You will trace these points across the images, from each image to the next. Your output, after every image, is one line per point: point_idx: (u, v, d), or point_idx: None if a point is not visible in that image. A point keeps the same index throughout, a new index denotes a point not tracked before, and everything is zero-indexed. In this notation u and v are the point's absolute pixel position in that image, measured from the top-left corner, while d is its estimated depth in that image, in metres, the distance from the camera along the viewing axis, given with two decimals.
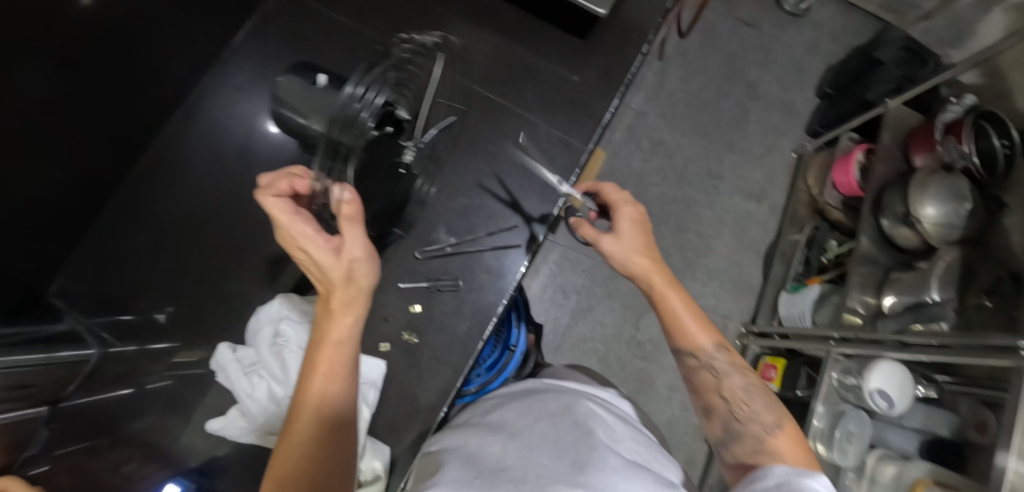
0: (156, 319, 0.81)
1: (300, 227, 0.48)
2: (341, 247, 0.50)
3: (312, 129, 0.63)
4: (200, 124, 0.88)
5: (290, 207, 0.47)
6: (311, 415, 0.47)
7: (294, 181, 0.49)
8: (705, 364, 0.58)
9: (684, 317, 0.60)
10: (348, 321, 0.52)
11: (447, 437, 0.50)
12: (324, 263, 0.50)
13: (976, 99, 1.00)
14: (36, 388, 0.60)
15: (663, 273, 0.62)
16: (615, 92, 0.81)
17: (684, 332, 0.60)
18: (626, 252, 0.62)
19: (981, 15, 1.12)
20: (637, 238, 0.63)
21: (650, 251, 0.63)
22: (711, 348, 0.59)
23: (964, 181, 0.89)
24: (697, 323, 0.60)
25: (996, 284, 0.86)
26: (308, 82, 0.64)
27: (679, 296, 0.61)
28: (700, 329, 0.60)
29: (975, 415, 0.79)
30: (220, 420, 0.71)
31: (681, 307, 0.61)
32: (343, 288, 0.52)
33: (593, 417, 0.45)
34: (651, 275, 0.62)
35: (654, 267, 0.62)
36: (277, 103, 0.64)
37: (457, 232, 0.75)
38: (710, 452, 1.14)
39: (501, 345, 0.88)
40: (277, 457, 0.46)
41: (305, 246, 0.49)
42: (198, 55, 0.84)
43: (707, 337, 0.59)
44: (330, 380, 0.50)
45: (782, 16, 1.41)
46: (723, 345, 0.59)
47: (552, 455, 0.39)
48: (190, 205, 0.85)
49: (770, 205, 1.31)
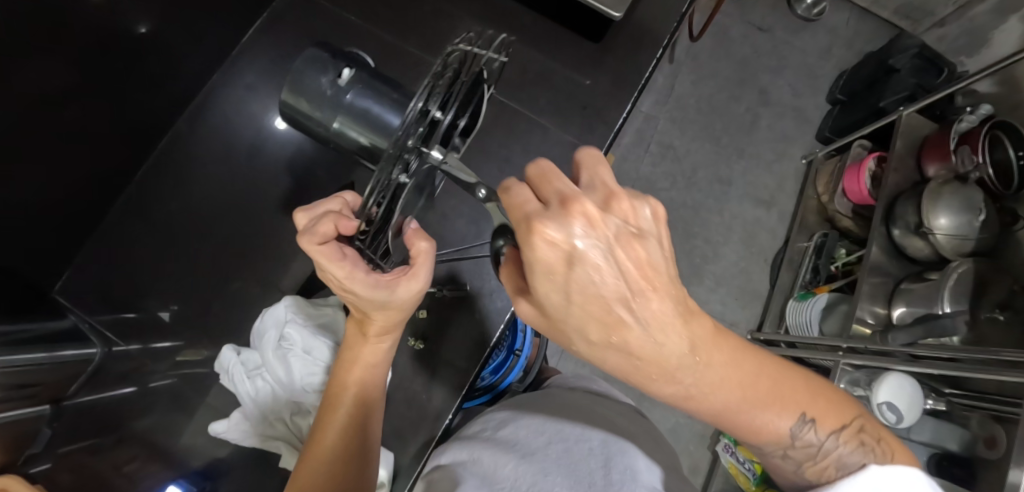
0: (161, 317, 0.80)
1: (353, 271, 0.43)
2: (395, 284, 0.45)
3: (333, 129, 0.61)
4: (209, 121, 0.86)
5: (340, 253, 0.43)
6: (337, 439, 0.48)
7: (339, 222, 0.42)
8: (784, 456, 0.33)
9: (738, 407, 0.29)
10: (380, 346, 0.52)
11: (459, 450, 0.50)
12: (382, 302, 0.45)
13: (991, 108, 0.95)
14: (40, 387, 0.63)
15: (674, 367, 0.26)
16: (628, 97, 0.80)
17: (737, 426, 0.31)
18: (561, 333, 0.28)
19: (999, 24, 1.11)
20: (575, 314, 0.26)
21: (625, 332, 0.25)
22: (793, 433, 0.31)
23: (979, 192, 0.88)
24: (766, 403, 0.30)
25: (1010, 298, 0.85)
26: (329, 73, 0.60)
27: (717, 379, 0.28)
28: (771, 410, 0.30)
29: (986, 432, 0.77)
30: (223, 423, 0.71)
31: (723, 397, 0.29)
32: (386, 314, 0.47)
33: (610, 442, 0.44)
34: (644, 373, 0.27)
35: (642, 363, 0.27)
36: (290, 92, 0.60)
37: (466, 236, 0.75)
38: (713, 460, 1.13)
39: (506, 349, 0.87)
40: (300, 472, 0.47)
41: (354, 288, 0.44)
42: (209, 57, 0.84)
43: (780, 420, 0.30)
44: (362, 406, 0.50)
45: (795, 21, 1.40)
46: (817, 408, 0.31)
47: (568, 485, 0.39)
48: (196, 203, 0.84)
49: (780, 212, 1.30)
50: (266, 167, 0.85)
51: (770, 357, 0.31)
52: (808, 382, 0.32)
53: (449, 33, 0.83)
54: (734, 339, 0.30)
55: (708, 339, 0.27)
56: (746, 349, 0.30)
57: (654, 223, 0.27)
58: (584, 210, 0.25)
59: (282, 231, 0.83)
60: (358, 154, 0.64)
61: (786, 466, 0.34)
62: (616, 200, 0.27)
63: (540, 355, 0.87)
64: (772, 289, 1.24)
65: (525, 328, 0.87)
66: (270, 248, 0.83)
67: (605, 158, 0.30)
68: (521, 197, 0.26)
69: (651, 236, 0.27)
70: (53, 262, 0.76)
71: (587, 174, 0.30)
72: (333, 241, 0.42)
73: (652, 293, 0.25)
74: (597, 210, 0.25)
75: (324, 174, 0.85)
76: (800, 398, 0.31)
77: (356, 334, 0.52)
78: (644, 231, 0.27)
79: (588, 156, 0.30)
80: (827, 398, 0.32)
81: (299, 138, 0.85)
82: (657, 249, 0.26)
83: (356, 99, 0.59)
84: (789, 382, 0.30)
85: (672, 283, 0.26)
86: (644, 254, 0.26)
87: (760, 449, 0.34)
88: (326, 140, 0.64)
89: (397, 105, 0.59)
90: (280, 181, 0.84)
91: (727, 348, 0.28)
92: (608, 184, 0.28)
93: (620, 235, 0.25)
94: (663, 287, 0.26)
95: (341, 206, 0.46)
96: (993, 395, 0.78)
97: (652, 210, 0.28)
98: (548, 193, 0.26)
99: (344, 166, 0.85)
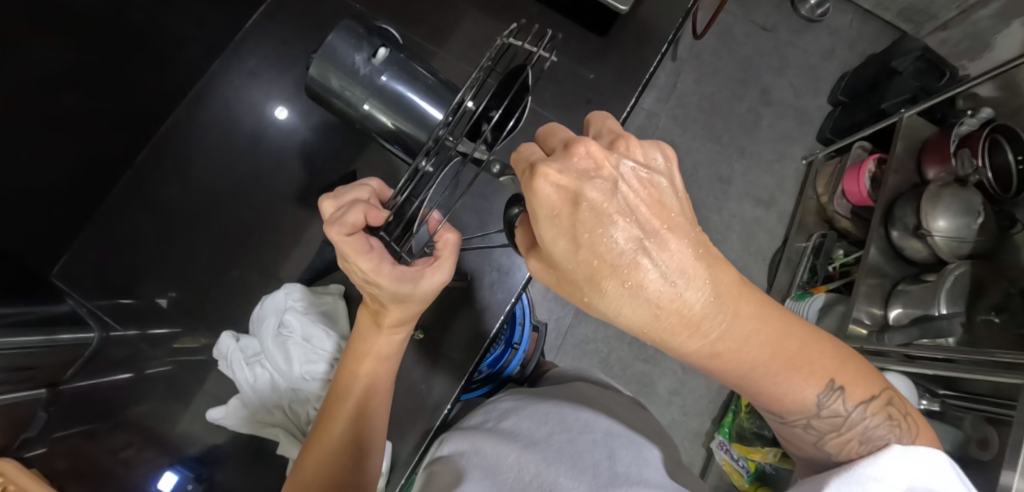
0: (158, 303, 0.79)
1: (379, 265, 0.43)
2: (420, 276, 0.45)
3: (364, 110, 0.60)
4: (211, 108, 0.86)
5: (366, 245, 0.42)
6: (345, 427, 0.48)
7: (369, 212, 0.43)
8: (807, 422, 0.34)
9: (762, 366, 0.31)
10: (394, 338, 0.50)
11: (460, 440, 0.50)
12: (404, 295, 0.44)
13: (993, 113, 0.97)
14: (37, 370, 0.65)
15: (698, 316, 0.28)
16: (631, 92, 0.80)
17: (764, 388, 0.32)
18: (575, 286, 0.29)
19: (1001, 29, 1.11)
20: (584, 259, 0.27)
21: (638, 274, 0.27)
22: (819, 401, 0.32)
23: (978, 196, 0.88)
24: (795, 366, 0.31)
25: (1005, 301, 0.85)
26: (363, 51, 0.57)
27: (739, 334, 0.29)
28: (800, 375, 0.31)
29: (979, 433, 0.77)
30: (221, 410, 0.71)
31: (750, 355, 0.30)
32: (402, 307, 0.46)
33: (613, 435, 0.44)
34: (667, 327, 0.28)
35: (663, 314, 0.28)
36: (320, 66, 0.58)
37: (467, 226, 0.74)
38: (707, 457, 1.14)
39: (504, 343, 0.87)
40: (309, 453, 0.48)
41: (378, 281, 0.43)
42: (210, 42, 0.83)
43: (808, 386, 0.32)
44: (374, 394, 0.50)
45: (799, 22, 1.40)
46: (847, 377, 0.32)
47: (571, 474, 0.39)
48: (197, 190, 0.83)
49: (779, 212, 1.30)
50: (265, 155, 0.84)
51: (801, 320, 0.32)
52: (840, 350, 0.32)
53: (452, 24, 0.83)
54: (761, 296, 0.31)
55: (734, 292, 0.29)
56: (773, 306, 0.31)
57: (665, 165, 0.30)
58: (588, 150, 0.28)
59: (282, 219, 0.83)
60: (382, 136, 0.64)
61: (808, 436, 0.36)
62: (625, 142, 0.30)
63: (537, 351, 0.89)
64: (770, 288, 1.24)
65: (524, 322, 0.88)
66: (269, 237, 0.82)
67: (613, 114, 0.33)
68: (529, 150, 0.29)
69: (662, 176, 0.29)
70: (52, 246, 0.76)
71: (596, 127, 0.33)
72: (360, 233, 0.43)
73: (665, 232, 0.27)
74: (601, 150, 0.28)
75: (324, 164, 0.84)
76: (831, 366, 0.32)
77: (370, 324, 0.50)
78: (655, 170, 0.29)
79: (597, 115, 0.34)
80: (859, 370, 0.33)
81: (300, 127, 0.85)
82: (667, 190, 0.29)
83: (391, 82, 0.58)
84: (818, 346, 0.31)
85: (685, 223, 0.29)
86: (652, 192, 0.28)
87: (784, 417, 0.35)
88: (351, 120, 0.63)
89: (432, 94, 0.59)
90: (279, 170, 0.84)
91: (753, 302, 0.29)
92: (615, 130, 0.31)
93: (627, 173, 0.28)
94: (678, 227, 0.28)
95: (368, 195, 0.47)
96: (987, 397, 0.78)
97: (663, 156, 0.30)
98: (553, 143, 0.31)
99: (343, 156, 0.84)
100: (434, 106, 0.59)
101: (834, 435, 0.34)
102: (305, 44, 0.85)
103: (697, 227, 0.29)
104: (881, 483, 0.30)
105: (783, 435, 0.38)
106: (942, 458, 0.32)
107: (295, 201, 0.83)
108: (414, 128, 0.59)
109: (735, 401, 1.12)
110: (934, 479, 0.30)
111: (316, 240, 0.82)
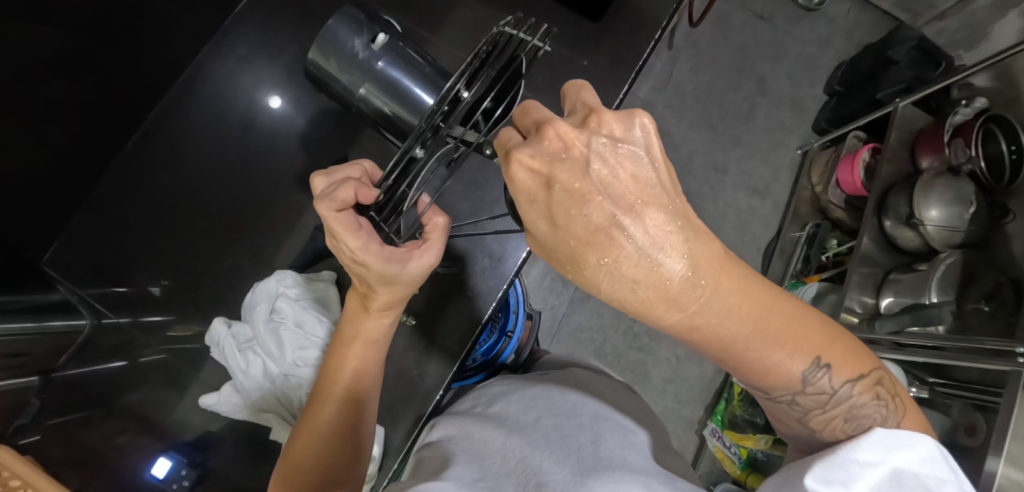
0: (151, 292, 0.80)
1: (367, 243, 0.43)
2: (409, 258, 0.46)
3: (358, 93, 0.60)
4: (200, 94, 0.85)
5: (351, 221, 0.42)
6: (330, 402, 0.49)
7: (358, 190, 0.43)
8: (794, 397, 0.34)
9: (745, 342, 0.30)
10: (382, 322, 0.50)
11: (449, 426, 0.50)
12: (392, 276, 0.45)
13: (985, 102, 0.93)
14: (29, 357, 0.64)
15: (676, 291, 0.28)
16: (626, 78, 0.78)
17: (744, 365, 0.32)
18: (558, 263, 0.30)
19: (997, 18, 1.10)
20: (561, 239, 0.28)
21: (615, 250, 0.27)
22: (804, 378, 0.32)
23: (970, 184, 0.87)
24: (777, 342, 0.30)
25: (995, 290, 0.85)
26: (363, 36, 0.57)
27: (723, 309, 0.29)
28: (782, 349, 0.31)
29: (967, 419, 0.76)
30: (214, 396, 0.72)
31: (730, 331, 0.29)
32: (390, 289, 0.46)
33: (598, 420, 0.44)
34: (644, 301, 0.29)
35: (641, 288, 0.28)
36: (320, 50, 0.58)
37: (459, 213, 0.74)
38: (700, 443, 1.16)
39: (498, 331, 0.88)
40: (296, 436, 0.49)
41: (366, 260, 0.43)
42: (197, 26, 0.82)
43: (793, 363, 0.31)
44: (359, 373, 0.50)
45: (795, 11, 1.38)
46: (834, 355, 0.32)
47: (555, 459, 0.38)
48: (186, 177, 0.83)
49: (773, 202, 1.30)
50: (255, 141, 0.84)
51: (790, 298, 0.31)
52: (828, 328, 0.32)
53: (446, 11, 0.82)
54: (745, 270, 0.30)
55: (715, 264, 0.28)
56: (755, 280, 0.30)
57: (643, 137, 0.28)
58: (558, 132, 0.27)
59: (272, 207, 0.82)
60: (378, 123, 0.63)
61: (794, 412, 0.36)
62: (598, 117, 0.29)
63: (531, 338, 0.88)
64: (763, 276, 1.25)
65: (518, 310, 0.90)
66: (259, 227, 0.82)
67: (589, 84, 0.31)
68: (508, 135, 0.29)
69: (638, 149, 0.27)
70: (43, 233, 0.76)
71: (571, 100, 0.31)
72: (349, 209, 0.42)
73: (640, 206, 0.27)
74: (571, 129, 0.27)
75: (312, 152, 0.83)
76: (817, 343, 0.31)
77: (357, 308, 0.51)
78: (631, 143, 0.27)
79: (573, 85, 0.32)
80: (848, 349, 0.32)
81: (292, 115, 0.84)
82: (643, 163, 0.27)
83: (387, 67, 0.58)
84: (805, 323, 0.31)
85: (663, 195, 0.28)
86: (628, 167, 0.27)
87: (770, 394, 0.35)
88: (348, 105, 0.63)
89: (427, 80, 0.58)
90: (270, 159, 0.83)
91: (735, 278, 0.29)
92: (589, 105, 0.30)
93: (600, 150, 0.27)
94: (653, 199, 0.27)
95: (360, 174, 0.47)
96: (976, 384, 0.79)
97: (643, 129, 0.28)
98: (527, 124, 0.30)
99: (335, 142, 0.84)
100: (428, 92, 0.58)
101: (819, 412, 0.34)
102: (296, 31, 0.84)
103: (678, 199, 0.28)
104: (863, 467, 0.30)
105: (769, 411, 0.38)
106: (929, 441, 0.32)
107: (287, 190, 0.83)
108: (408, 114, 0.58)
109: (728, 388, 1.14)
110: (917, 461, 0.30)
111: (310, 228, 0.82)
